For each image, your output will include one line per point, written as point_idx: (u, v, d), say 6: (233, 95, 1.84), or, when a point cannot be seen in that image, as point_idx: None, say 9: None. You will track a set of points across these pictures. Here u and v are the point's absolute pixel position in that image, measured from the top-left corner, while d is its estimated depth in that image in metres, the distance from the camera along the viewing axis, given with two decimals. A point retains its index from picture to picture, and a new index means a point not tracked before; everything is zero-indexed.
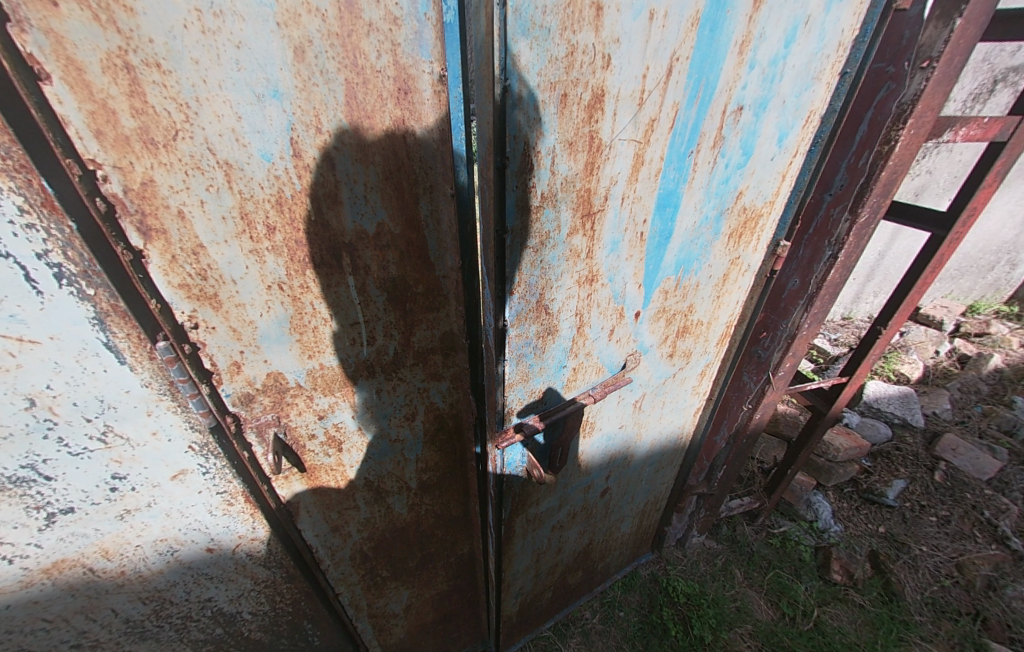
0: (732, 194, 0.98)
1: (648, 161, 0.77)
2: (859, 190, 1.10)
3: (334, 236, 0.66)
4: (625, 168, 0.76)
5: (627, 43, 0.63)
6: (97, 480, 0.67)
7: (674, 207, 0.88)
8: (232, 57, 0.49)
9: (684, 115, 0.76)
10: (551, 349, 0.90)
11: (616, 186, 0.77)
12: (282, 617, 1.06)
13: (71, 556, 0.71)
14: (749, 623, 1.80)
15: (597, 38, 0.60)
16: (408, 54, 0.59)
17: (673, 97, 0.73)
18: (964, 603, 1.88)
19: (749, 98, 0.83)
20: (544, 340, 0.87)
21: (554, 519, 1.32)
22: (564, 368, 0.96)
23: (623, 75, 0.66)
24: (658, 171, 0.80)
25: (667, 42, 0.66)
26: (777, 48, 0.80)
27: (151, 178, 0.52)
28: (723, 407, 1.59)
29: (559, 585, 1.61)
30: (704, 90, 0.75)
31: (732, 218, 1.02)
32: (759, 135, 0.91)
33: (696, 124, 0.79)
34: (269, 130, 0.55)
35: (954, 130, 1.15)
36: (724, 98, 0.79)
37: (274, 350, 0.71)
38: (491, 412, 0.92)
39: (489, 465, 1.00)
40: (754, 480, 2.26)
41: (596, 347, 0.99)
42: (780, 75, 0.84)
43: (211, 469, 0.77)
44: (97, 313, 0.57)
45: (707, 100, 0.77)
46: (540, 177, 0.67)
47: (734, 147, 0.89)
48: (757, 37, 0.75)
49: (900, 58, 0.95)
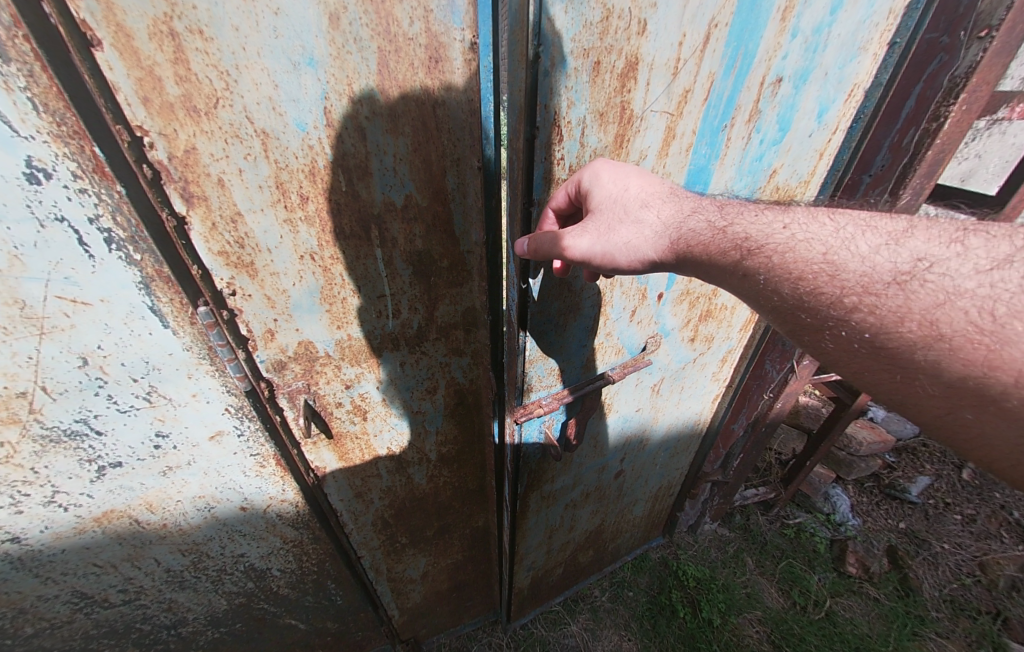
0: (766, 173, 0.97)
1: (679, 134, 0.78)
2: (902, 170, 1.08)
3: (364, 207, 0.67)
4: (656, 141, 0.76)
5: (664, 8, 0.62)
6: (142, 437, 0.72)
7: (702, 184, 0.89)
8: (270, 24, 0.50)
9: (720, 85, 0.75)
10: (572, 327, 0.90)
11: (645, 160, 0.78)
12: (307, 576, 1.12)
13: (119, 507, 0.77)
14: (759, 609, 1.81)
15: (633, 3, 0.59)
16: (441, 21, 0.58)
17: (709, 67, 0.72)
18: (984, 603, 1.84)
19: (789, 69, 0.81)
20: (566, 318, 0.87)
21: (568, 498, 1.34)
22: (584, 348, 0.96)
23: (658, 42, 0.64)
24: (690, 146, 0.81)
25: (706, 8, 0.65)
26: (822, 16, 0.78)
27: (194, 145, 0.53)
28: (744, 395, 1.56)
29: (570, 561, 1.64)
30: (742, 60, 0.75)
31: (764, 197, 1.01)
32: (798, 110, 0.90)
33: (731, 95, 0.78)
34: (304, 99, 0.56)
35: (1010, 106, 1.10)
36: (763, 68, 0.78)
37: (306, 319, 0.73)
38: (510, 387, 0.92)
39: (506, 438, 1.01)
40: (770, 471, 2.23)
41: (617, 328, 0.99)
42: (823, 44, 0.83)
43: (245, 431, 0.81)
44: (143, 277, 0.60)
45: (744, 70, 0.76)
46: (569, 148, 0.68)
47: (771, 122, 0.88)
48: (801, 3, 0.74)
49: (956, 27, 0.90)
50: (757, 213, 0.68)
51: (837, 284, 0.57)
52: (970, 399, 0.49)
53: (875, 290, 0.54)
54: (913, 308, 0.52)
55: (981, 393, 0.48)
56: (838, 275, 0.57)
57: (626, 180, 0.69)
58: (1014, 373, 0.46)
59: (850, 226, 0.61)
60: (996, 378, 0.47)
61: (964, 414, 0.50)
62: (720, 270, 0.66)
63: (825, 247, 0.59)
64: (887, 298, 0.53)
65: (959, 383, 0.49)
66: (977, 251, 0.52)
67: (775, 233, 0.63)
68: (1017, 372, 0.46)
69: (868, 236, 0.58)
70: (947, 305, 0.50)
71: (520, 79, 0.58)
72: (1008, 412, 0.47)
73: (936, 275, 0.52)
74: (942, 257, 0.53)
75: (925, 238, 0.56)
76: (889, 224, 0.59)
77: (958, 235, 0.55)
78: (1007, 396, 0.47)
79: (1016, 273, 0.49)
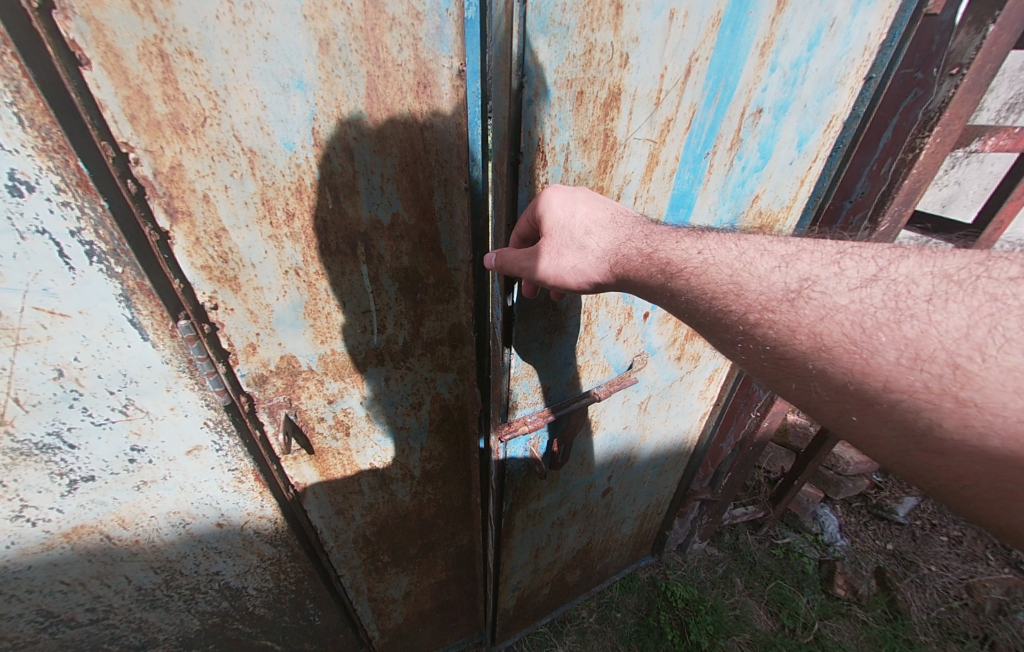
0: (748, 198, 0.99)
1: (663, 160, 0.80)
2: (881, 199, 1.11)
3: (350, 225, 0.68)
4: (639, 167, 0.78)
5: (645, 43, 0.64)
6: (116, 450, 0.71)
7: (686, 207, 0.91)
8: (260, 47, 0.51)
9: (702, 115, 0.78)
10: (557, 345, 0.91)
11: (629, 185, 0.79)
12: (285, 595, 1.09)
13: (90, 522, 0.75)
14: (747, 632, 1.78)
15: (616, 37, 0.61)
16: (429, 49, 0.60)
17: (690, 98, 0.75)
18: (972, 627, 1.83)
19: (769, 101, 0.84)
20: (551, 336, 0.88)
21: (554, 516, 1.33)
22: (569, 366, 0.97)
23: (640, 74, 0.67)
24: (673, 172, 0.83)
25: (687, 43, 0.68)
26: (800, 52, 0.82)
27: (180, 162, 0.54)
28: (731, 413, 1.59)
29: (557, 581, 1.62)
30: (723, 91, 0.77)
31: (747, 221, 1.04)
32: (778, 138, 0.93)
33: (713, 124, 0.81)
34: (292, 120, 0.57)
35: (983, 140, 1.15)
36: (743, 100, 0.81)
37: (289, 333, 0.73)
38: (496, 405, 0.92)
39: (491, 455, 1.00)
40: (759, 489, 2.21)
41: (603, 346, 1.00)
42: (802, 78, 0.86)
43: (224, 446, 0.80)
44: (124, 290, 0.60)
45: (725, 101, 0.79)
46: (553, 173, 0.70)
47: (752, 150, 0.90)
48: (779, 40, 0.77)
49: (929, 64, 0.94)
50: (677, 238, 0.68)
51: (743, 301, 0.59)
52: (851, 399, 0.51)
53: (772, 307, 0.56)
54: (803, 323, 0.54)
55: (860, 396, 0.50)
56: (743, 294, 0.59)
57: (572, 207, 0.68)
58: (881, 378, 0.48)
59: (751, 249, 0.63)
60: (869, 382, 0.49)
61: (850, 415, 0.51)
62: (648, 290, 0.66)
63: (732, 269, 0.61)
64: (781, 314, 0.56)
65: (842, 387, 0.51)
66: (850, 270, 0.55)
67: (688, 252, 0.65)
68: (884, 377, 0.48)
69: (764, 259, 0.60)
70: (827, 318, 0.52)
71: (504, 106, 0.60)
72: (882, 413, 0.49)
73: (818, 293, 0.54)
74: (821, 277, 0.55)
75: (810, 260, 0.58)
76: (782, 247, 0.62)
77: (835, 257, 0.58)
78: (879, 397, 0.49)
79: (878, 290, 0.52)
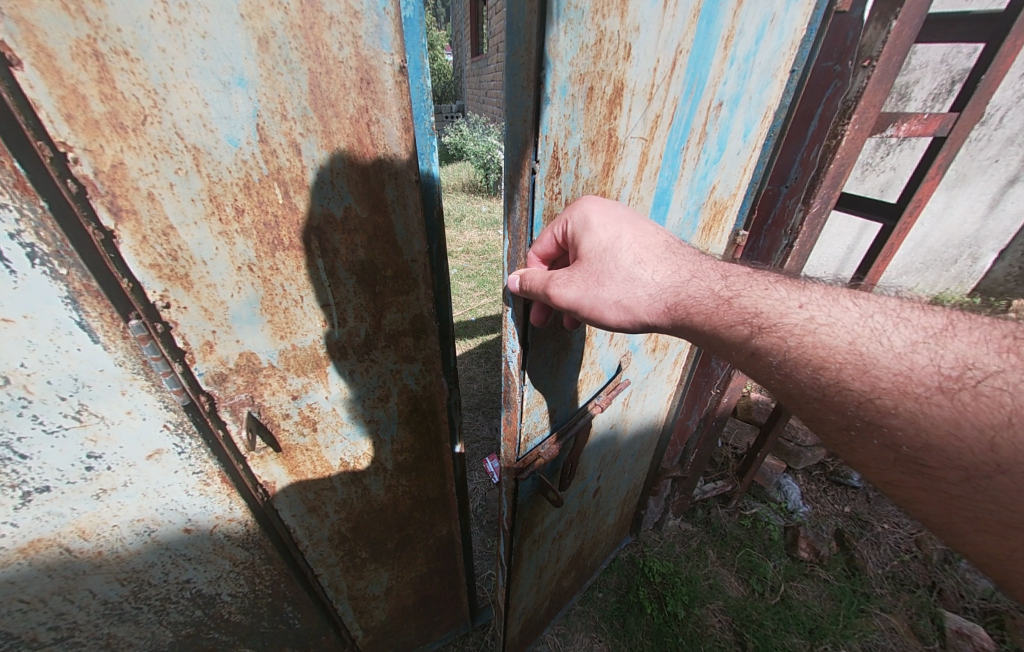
0: (708, 189, 1.06)
1: (651, 157, 0.84)
2: (810, 184, 1.19)
3: (302, 219, 0.69)
4: (633, 167, 0.81)
5: (644, 32, 0.67)
6: (72, 458, 0.69)
7: (665, 203, 0.96)
8: (198, 46, 0.52)
9: (681, 108, 0.83)
10: (563, 364, 0.93)
11: (625, 185, 0.83)
12: (262, 599, 1.09)
13: (47, 535, 0.72)
14: (721, 599, 1.87)
15: (621, 26, 0.63)
16: (369, 46, 0.62)
17: (674, 92, 0.79)
18: (922, 576, 1.99)
19: (727, 95, 0.92)
20: (559, 356, 0.91)
21: (555, 531, 1.33)
22: (572, 382, 1.00)
23: (638, 67, 0.70)
24: (657, 170, 0.87)
25: (675, 34, 0.72)
26: (750, 46, 0.89)
27: (121, 161, 0.54)
28: (694, 392, 1.70)
29: (556, 591, 1.60)
30: (698, 85, 0.83)
31: (706, 212, 1.11)
32: (731, 131, 1.00)
33: (688, 119, 0.86)
34: (235, 116, 0.58)
35: (897, 126, 1.26)
36: (710, 93, 0.87)
37: (246, 330, 0.74)
38: (512, 443, 0.90)
39: (504, 491, 0.98)
40: (727, 464, 2.34)
41: (599, 355, 1.06)
42: (751, 72, 0.94)
43: (186, 448, 0.80)
44: (70, 292, 0.59)
45: (698, 95, 0.85)
46: (565, 179, 0.69)
47: (713, 143, 0.97)
48: (737, 34, 0.84)
49: (845, 57, 1.05)
50: (768, 289, 0.74)
51: (871, 381, 0.61)
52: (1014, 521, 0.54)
53: (914, 392, 0.59)
54: (963, 421, 0.56)
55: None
56: (870, 369, 0.62)
57: (618, 228, 0.74)
58: None
59: (881, 317, 0.66)
60: None
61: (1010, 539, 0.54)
62: (730, 342, 0.71)
63: (852, 336, 0.65)
64: (928, 406, 0.58)
65: (1003, 504, 0.54)
66: None
67: (791, 314, 0.69)
68: None
69: (903, 331, 0.63)
70: (999, 419, 0.54)
71: (526, 107, 0.57)
72: None
73: (983, 384, 0.56)
74: (986, 366, 0.58)
75: (965, 341, 0.61)
76: (926, 321, 0.64)
77: (1001, 342, 0.60)
78: None
79: None
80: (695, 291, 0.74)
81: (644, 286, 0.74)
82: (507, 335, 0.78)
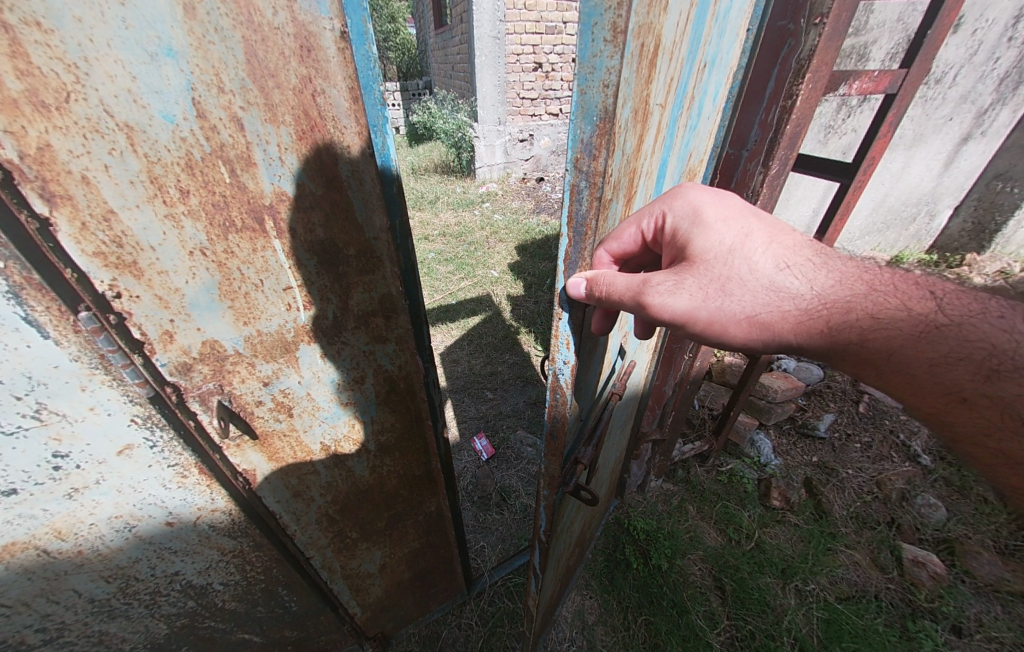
0: (687, 156, 1.08)
1: (663, 125, 0.83)
2: (770, 145, 1.21)
3: (253, 198, 0.67)
4: (652, 135, 0.79)
5: None
6: (37, 459, 0.67)
7: (661, 174, 0.97)
8: (118, 14, 0.49)
9: (684, 71, 0.82)
10: (593, 360, 0.93)
11: (645, 158, 0.82)
12: (255, 585, 1.10)
13: (21, 539, 0.71)
14: (700, 549, 1.99)
15: None
16: (306, 10, 0.59)
17: (683, 52, 0.78)
18: (882, 514, 2.15)
19: (710, 55, 0.92)
20: (592, 353, 0.91)
21: (570, 520, 1.33)
22: (594, 377, 1.01)
23: (669, 21, 0.66)
24: (662, 138, 0.87)
25: None
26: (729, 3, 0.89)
27: (48, 142, 0.51)
28: (669, 359, 1.77)
29: (565, 574, 1.64)
30: (694, 45, 0.82)
31: (684, 179, 1.13)
32: (708, 94, 1.01)
33: (685, 83, 0.86)
34: (168, 91, 0.55)
35: (850, 84, 1.28)
36: (701, 54, 0.87)
37: (206, 318, 0.72)
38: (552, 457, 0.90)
39: (542, 502, 0.99)
40: (704, 424, 2.44)
41: (612, 343, 1.09)
42: (725, 31, 0.94)
43: (158, 442, 0.78)
44: (11, 286, 0.55)
45: (694, 56, 0.84)
46: (617, 155, 0.63)
47: (695, 107, 0.98)
48: None
49: (798, 15, 1.05)
50: (1006, 323, 0.72)
51: None
52: None
53: None
54: None
55: None
56: None
57: (741, 233, 0.81)
58: None
59: None
60: None
61: None
62: (948, 379, 0.72)
63: None
64: None
65: None
66: None
67: None
68: None
69: None
70: None
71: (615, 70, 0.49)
72: None
73: None
74: None
75: None
76: None
77: None
78: None
79: None
80: (886, 315, 0.76)
81: (797, 299, 0.79)
82: (559, 345, 0.74)
